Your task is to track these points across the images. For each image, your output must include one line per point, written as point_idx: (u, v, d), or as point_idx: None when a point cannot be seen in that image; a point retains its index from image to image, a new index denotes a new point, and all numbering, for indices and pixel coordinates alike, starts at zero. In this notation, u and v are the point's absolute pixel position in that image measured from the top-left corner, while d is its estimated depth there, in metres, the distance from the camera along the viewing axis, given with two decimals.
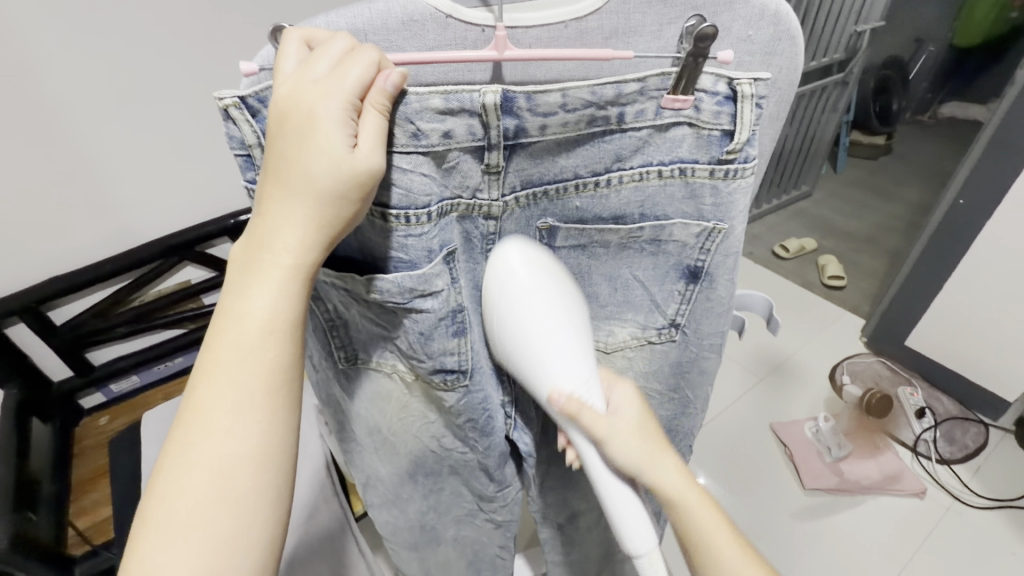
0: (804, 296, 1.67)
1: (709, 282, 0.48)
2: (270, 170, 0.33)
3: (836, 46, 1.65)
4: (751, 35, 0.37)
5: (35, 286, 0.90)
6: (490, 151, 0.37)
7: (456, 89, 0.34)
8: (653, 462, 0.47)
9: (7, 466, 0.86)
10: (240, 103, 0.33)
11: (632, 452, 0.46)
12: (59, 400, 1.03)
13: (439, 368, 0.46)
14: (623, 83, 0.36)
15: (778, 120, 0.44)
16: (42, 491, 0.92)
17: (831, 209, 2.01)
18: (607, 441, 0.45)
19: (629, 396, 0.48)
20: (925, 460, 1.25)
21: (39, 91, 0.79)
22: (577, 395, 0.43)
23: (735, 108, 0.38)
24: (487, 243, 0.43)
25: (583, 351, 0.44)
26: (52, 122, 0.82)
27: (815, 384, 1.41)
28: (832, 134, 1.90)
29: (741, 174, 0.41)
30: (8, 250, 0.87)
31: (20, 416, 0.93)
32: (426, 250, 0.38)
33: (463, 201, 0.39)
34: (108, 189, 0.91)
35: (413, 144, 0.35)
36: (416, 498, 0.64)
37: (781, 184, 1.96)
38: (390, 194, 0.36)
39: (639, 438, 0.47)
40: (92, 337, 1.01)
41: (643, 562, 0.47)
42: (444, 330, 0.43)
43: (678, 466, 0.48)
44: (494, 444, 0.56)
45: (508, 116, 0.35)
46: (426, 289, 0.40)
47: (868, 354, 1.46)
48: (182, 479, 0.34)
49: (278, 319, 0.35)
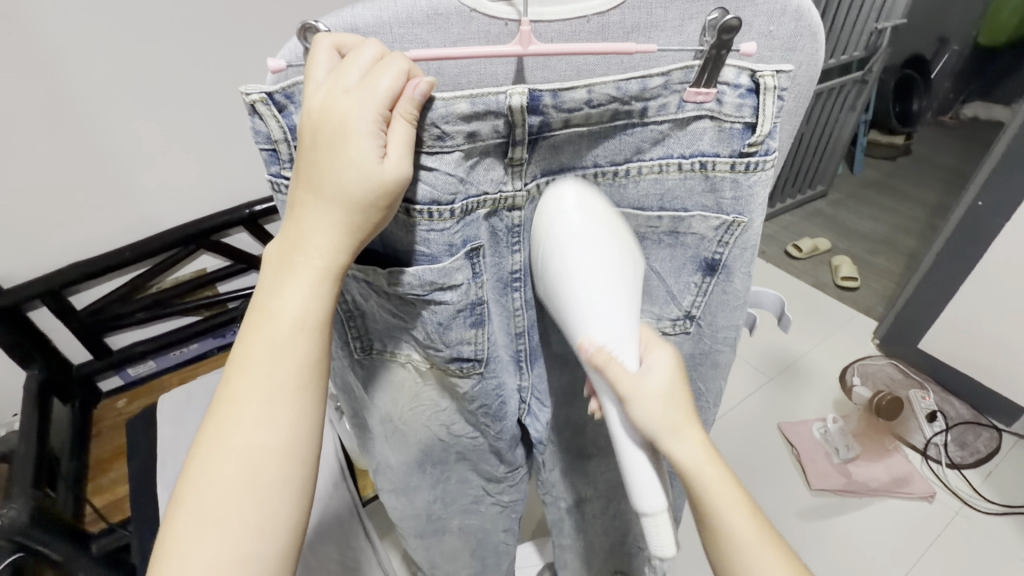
0: (816, 296, 1.66)
1: (726, 274, 0.48)
2: (301, 176, 0.34)
3: (855, 44, 1.63)
4: (772, 30, 0.37)
5: (59, 271, 0.93)
6: (514, 146, 0.37)
7: (482, 93, 0.34)
8: (676, 431, 0.43)
9: (29, 444, 0.89)
10: (267, 99, 0.33)
11: (657, 421, 0.42)
12: (79, 381, 1.06)
13: (456, 357, 0.46)
14: (648, 78, 0.36)
15: (796, 115, 0.44)
16: (62, 467, 0.96)
17: (846, 210, 1.98)
18: (633, 402, 0.42)
19: (668, 361, 0.44)
20: (935, 464, 1.24)
21: (63, 79, 0.81)
22: (609, 348, 0.41)
23: (757, 100, 0.38)
24: (511, 237, 0.43)
25: (625, 305, 0.41)
26: (77, 111, 0.84)
27: (826, 385, 1.40)
28: (850, 133, 1.88)
29: (762, 166, 0.40)
30: (34, 236, 0.89)
31: (42, 395, 0.97)
32: (447, 244, 0.39)
33: (490, 197, 0.40)
34: (129, 177, 0.93)
35: (439, 146, 0.35)
36: (424, 487, 0.65)
37: (796, 183, 1.94)
38: (416, 190, 0.37)
39: (667, 406, 0.43)
40: (111, 321, 1.04)
41: (650, 523, 0.43)
42: (462, 322, 0.44)
43: (701, 440, 0.44)
44: (505, 427, 0.57)
45: (535, 114, 0.36)
46: (446, 283, 0.40)
47: (880, 356, 1.45)
48: (214, 466, 0.35)
49: (310, 316, 0.36)
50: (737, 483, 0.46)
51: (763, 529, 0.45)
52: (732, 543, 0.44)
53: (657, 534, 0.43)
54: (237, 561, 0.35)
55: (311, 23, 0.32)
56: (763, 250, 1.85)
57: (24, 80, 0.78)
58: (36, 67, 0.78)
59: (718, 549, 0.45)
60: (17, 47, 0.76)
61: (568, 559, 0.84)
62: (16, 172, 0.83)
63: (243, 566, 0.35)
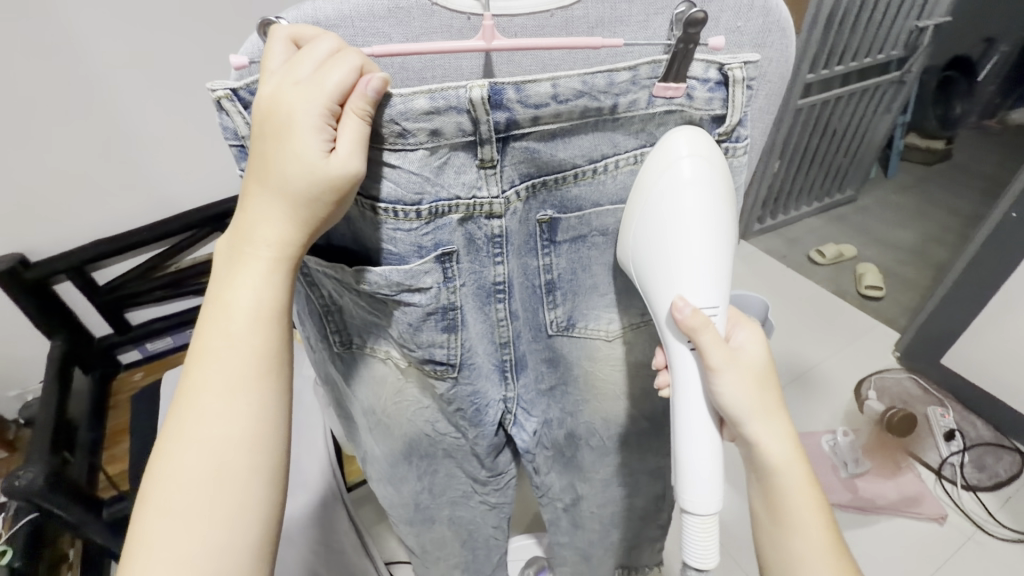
0: (837, 305, 1.60)
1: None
2: (253, 168, 0.35)
3: (892, 43, 1.56)
4: (741, 26, 0.37)
5: (80, 248, 0.98)
6: (482, 145, 0.37)
7: (442, 89, 0.34)
8: (762, 410, 0.44)
9: (47, 411, 0.93)
10: (232, 96, 0.34)
11: (748, 396, 0.43)
12: (100, 353, 1.11)
13: (429, 359, 0.47)
14: (615, 72, 0.36)
15: (768, 113, 0.44)
16: (80, 435, 1.01)
17: (876, 217, 1.91)
18: (722, 372, 0.41)
19: (755, 341, 0.45)
20: (949, 485, 1.20)
21: (86, 63, 0.84)
22: (706, 312, 0.41)
23: (726, 93, 0.38)
24: (492, 247, 0.42)
25: (718, 267, 0.40)
26: (101, 95, 0.87)
27: (840, 397, 1.36)
28: (884, 136, 1.80)
29: (732, 153, 0.41)
30: (59, 213, 0.94)
31: (64, 365, 1.02)
32: (415, 245, 0.40)
33: (463, 202, 0.39)
34: (148, 160, 0.97)
35: (401, 143, 0.36)
36: (410, 478, 0.65)
37: (823, 186, 1.88)
38: (381, 188, 0.37)
39: (758, 383, 0.44)
40: (131, 297, 1.08)
41: (694, 522, 0.43)
42: (434, 325, 0.44)
43: (786, 429, 0.46)
44: (484, 433, 0.56)
45: (499, 110, 0.36)
46: (413, 285, 0.41)
47: (898, 369, 1.40)
48: (180, 458, 0.36)
49: (264, 305, 0.37)
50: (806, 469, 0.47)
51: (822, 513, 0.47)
52: (794, 541, 0.46)
53: (701, 538, 0.42)
54: (206, 551, 0.35)
55: (269, 19, 0.33)
56: (784, 253, 1.80)
57: (51, 64, 0.82)
58: (62, 51, 0.82)
59: (784, 534, 0.47)
60: (44, 32, 0.79)
61: (566, 555, 0.83)
62: (43, 152, 0.87)
63: (212, 557, 0.35)
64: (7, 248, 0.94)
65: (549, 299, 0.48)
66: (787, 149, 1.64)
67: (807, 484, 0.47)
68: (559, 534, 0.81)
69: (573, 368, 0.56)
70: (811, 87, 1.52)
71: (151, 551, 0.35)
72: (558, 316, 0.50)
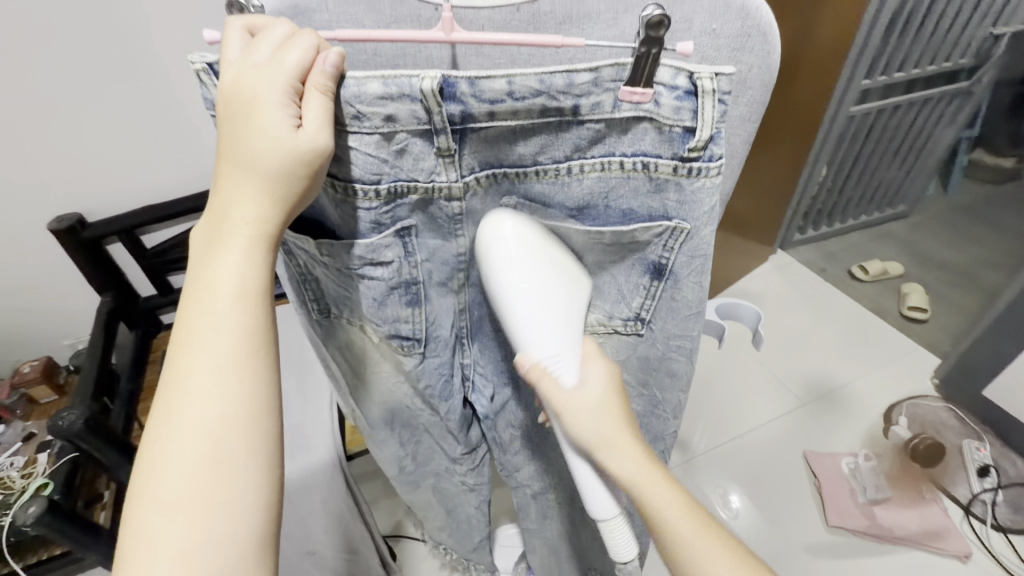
0: (872, 323, 1.53)
1: (674, 281, 0.51)
2: (223, 151, 0.38)
3: (961, 50, 1.45)
4: (716, 29, 0.39)
5: (130, 214, 1.05)
6: (438, 136, 0.39)
7: (394, 76, 0.37)
8: (606, 442, 0.47)
9: (93, 360, 1.01)
10: (207, 69, 0.38)
11: (590, 432, 0.47)
12: (144, 312, 1.20)
13: (395, 333, 0.51)
14: (575, 73, 0.38)
15: (752, 120, 0.45)
16: (121, 386, 1.09)
17: (928, 235, 1.80)
18: (566, 417, 0.47)
19: (604, 373, 0.49)
20: (977, 523, 1.13)
21: (142, 41, 0.92)
22: (544, 363, 0.46)
23: (696, 103, 0.39)
24: (453, 223, 0.46)
25: (557, 327, 0.46)
26: (153, 70, 0.95)
27: (866, 419, 1.30)
28: (946, 150, 1.69)
29: (706, 172, 0.43)
30: (115, 178, 1.04)
31: (110, 321, 1.09)
32: (375, 223, 0.43)
33: (421, 184, 0.42)
34: (192, 134, 1.04)
35: (357, 126, 0.38)
36: (392, 442, 0.67)
37: (872, 200, 1.79)
38: (350, 170, 0.40)
39: (599, 419, 0.47)
40: (174, 262, 1.15)
41: (605, 526, 0.52)
42: (398, 299, 0.48)
43: (637, 454, 0.48)
44: (453, 407, 0.62)
45: (451, 102, 0.38)
46: (376, 259, 0.45)
47: (934, 397, 1.32)
48: (169, 446, 0.36)
49: (248, 284, 0.38)
50: (675, 482, 0.48)
51: (700, 521, 0.47)
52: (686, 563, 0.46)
53: (613, 538, 0.51)
54: (213, 539, 0.36)
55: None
56: (823, 266, 1.73)
57: (112, 39, 0.90)
58: (125, 29, 0.90)
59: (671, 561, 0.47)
60: (107, 11, 0.88)
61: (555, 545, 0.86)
62: (107, 121, 0.97)
63: (219, 546, 0.36)
64: (69, 208, 1.04)
65: None
66: (835, 158, 1.57)
67: (680, 505, 0.47)
68: (533, 535, 0.84)
69: None
70: (867, 94, 1.44)
71: (154, 546, 0.35)
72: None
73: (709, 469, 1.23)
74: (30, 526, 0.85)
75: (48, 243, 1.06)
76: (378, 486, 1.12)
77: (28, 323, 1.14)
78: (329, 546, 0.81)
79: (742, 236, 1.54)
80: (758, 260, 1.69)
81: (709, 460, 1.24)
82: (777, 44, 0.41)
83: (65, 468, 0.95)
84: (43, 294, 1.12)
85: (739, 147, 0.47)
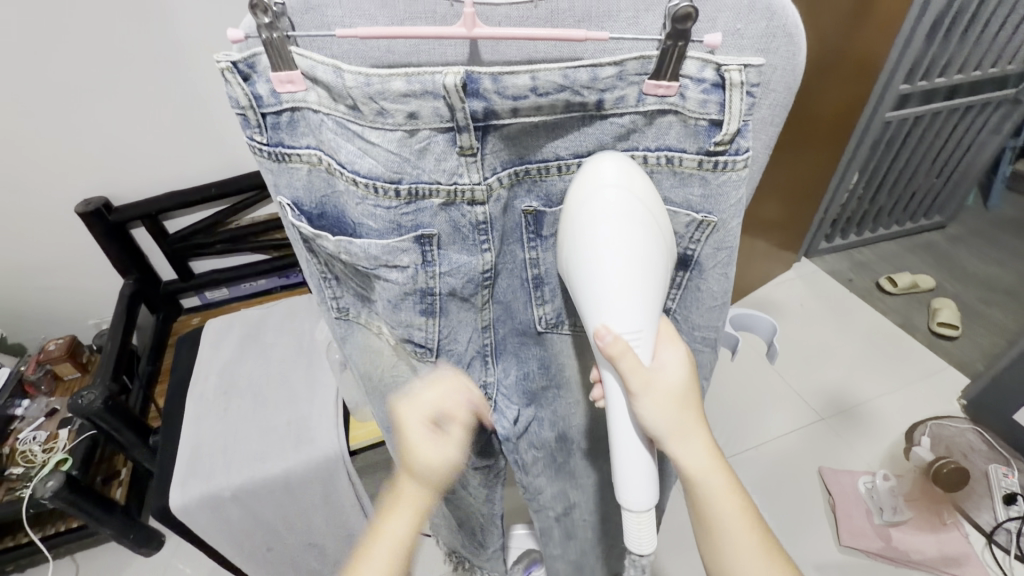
0: (899, 340, 1.47)
1: (699, 271, 0.48)
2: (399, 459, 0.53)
3: (1010, 55, 1.38)
4: (740, 29, 0.37)
5: (153, 199, 1.08)
6: (461, 133, 0.38)
7: (418, 73, 0.36)
8: (680, 433, 0.44)
9: (115, 340, 1.04)
10: (232, 68, 0.37)
11: (667, 421, 0.43)
12: (165, 296, 1.22)
13: (408, 339, 0.51)
14: (599, 67, 0.37)
15: (773, 126, 0.43)
16: (140, 367, 1.13)
17: (964, 249, 1.73)
18: (641, 396, 0.42)
19: (684, 357, 0.44)
20: (1001, 552, 1.07)
21: (169, 29, 0.93)
22: (627, 338, 0.40)
23: (723, 96, 0.37)
24: (477, 234, 0.45)
25: (648, 294, 0.40)
26: (179, 59, 0.96)
27: (886, 439, 1.25)
28: (989, 160, 1.61)
29: (732, 166, 0.40)
30: (140, 164, 1.06)
31: (132, 302, 1.12)
32: (394, 224, 0.43)
33: (444, 187, 0.41)
34: (215, 122, 1.05)
35: (381, 122, 0.38)
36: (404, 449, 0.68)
37: (906, 209, 1.73)
38: (370, 165, 0.40)
39: (675, 404, 0.43)
40: (195, 248, 1.17)
41: (632, 516, 0.45)
42: (412, 305, 0.48)
43: (704, 443, 0.46)
44: None
45: (475, 98, 0.37)
46: (391, 261, 0.44)
47: (960, 419, 1.27)
48: None
49: (403, 548, 0.51)
50: (730, 473, 0.48)
51: (747, 515, 0.47)
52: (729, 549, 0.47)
53: (638, 528, 0.45)
54: None
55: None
56: (851, 277, 1.67)
57: (140, 27, 0.91)
58: (152, 16, 0.91)
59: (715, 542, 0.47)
60: None
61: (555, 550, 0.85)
62: (139, 107, 0.99)
63: None
64: (96, 192, 1.06)
65: (538, 294, 0.52)
66: (868, 165, 1.51)
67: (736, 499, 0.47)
68: (551, 548, 0.82)
69: (563, 369, 0.60)
70: (907, 99, 1.38)
71: None
72: (547, 313, 0.54)
73: None
74: (48, 499, 0.88)
75: (75, 226, 1.09)
76: (385, 479, 1.13)
77: (55, 301, 1.18)
78: (329, 537, 0.83)
79: (766, 242, 1.50)
80: (780, 268, 1.64)
81: None
82: (803, 47, 0.39)
83: (85, 443, 1.00)
84: (71, 274, 1.15)
85: (761, 151, 0.45)
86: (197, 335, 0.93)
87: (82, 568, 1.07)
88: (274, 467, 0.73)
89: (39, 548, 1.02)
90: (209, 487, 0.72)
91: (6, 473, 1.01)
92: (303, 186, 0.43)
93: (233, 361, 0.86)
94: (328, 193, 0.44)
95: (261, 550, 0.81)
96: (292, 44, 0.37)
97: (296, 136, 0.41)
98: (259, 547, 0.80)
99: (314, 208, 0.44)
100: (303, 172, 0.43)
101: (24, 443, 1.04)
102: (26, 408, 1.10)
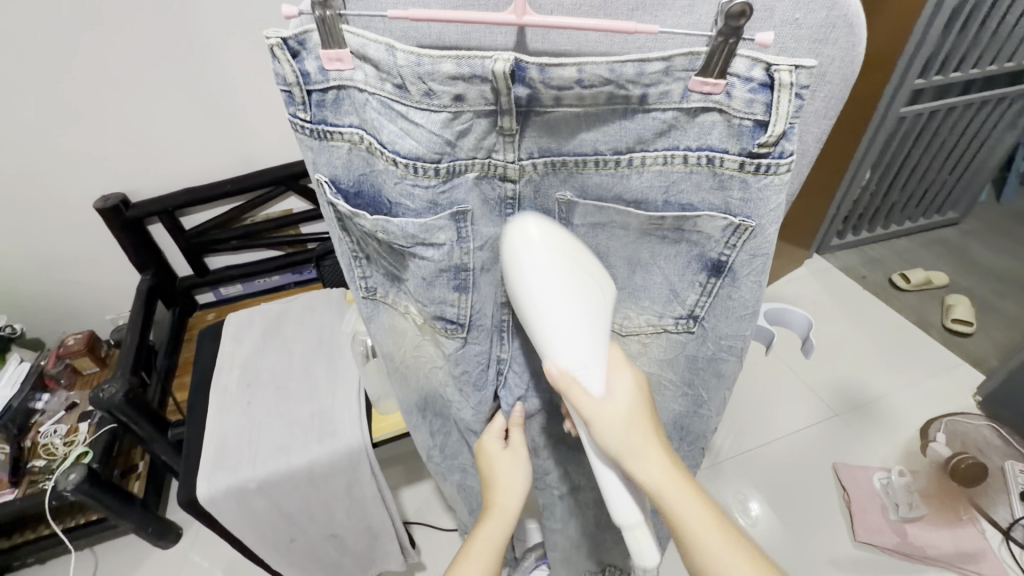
0: (912, 336, 1.46)
1: (732, 278, 0.49)
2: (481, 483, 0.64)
3: None
4: (799, 18, 0.37)
5: (171, 195, 1.09)
6: (503, 116, 0.39)
7: (468, 57, 0.37)
8: (638, 453, 0.43)
9: (133, 334, 1.04)
10: (281, 44, 0.38)
11: (623, 442, 0.43)
12: (181, 291, 1.23)
13: (440, 316, 0.50)
14: (646, 63, 0.37)
15: (827, 118, 0.44)
16: (157, 362, 1.14)
17: (978, 244, 1.72)
18: (595, 424, 0.43)
19: (632, 383, 0.45)
20: (1017, 548, 1.07)
21: (187, 25, 0.93)
22: (574, 370, 0.42)
23: (772, 96, 0.37)
24: (505, 209, 0.47)
25: (587, 328, 0.42)
26: (198, 55, 0.97)
27: (900, 434, 1.25)
28: (1004, 155, 1.60)
29: (775, 170, 0.40)
30: (158, 160, 1.07)
31: (150, 297, 1.13)
32: (431, 203, 0.43)
33: (479, 161, 0.43)
34: (234, 118, 1.06)
35: (426, 103, 0.39)
36: (423, 431, 0.69)
37: (920, 205, 1.72)
38: (410, 146, 0.40)
39: (629, 428, 0.43)
40: (210, 244, 1.18)
41: (629, 536, 0.48)
42: (446, 282, 0.47)
43: (668, 464, 0.44)
44: (484, 398, 0.60)
45: (520, 85, 0.38)
46: (428, 239, 0.44)
47: (977, 415, 1.26)
48: None
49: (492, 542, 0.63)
50: (706, 493, 0.44)
51: (729, 533, 0.44)
52: None
53: (638, 547, 0.47)
54: None
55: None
56: (863, 273, 1.66)
57: (159, 23, 0.92)
58: (171, 12, 0.91)
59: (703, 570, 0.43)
60: None
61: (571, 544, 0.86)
62: (158, 104, 1.00)
63: None
64: (115, 188, 1.08)
65: None
66: (882, 160, 1.49)
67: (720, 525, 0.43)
68: (560, 538, 0.82)
69: None
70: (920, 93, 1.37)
71: None
72: None
73: (731, 473, 1.21)
74: (69, 492, 0.89)
75: (93, 222, 1.10)
76: (399, 473, 1.14)
77: (74, 296, 1.20)
78: (350, 529, 0.84)
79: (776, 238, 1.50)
80: (791, 265, 1.64)
81: (731, 466, 1.22)
82: (863, 37, 0.39)
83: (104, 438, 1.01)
84: (90, 269, 1.17)
85: (812, 145, 0.46)
86: (217, 328, 0.94)
87: (102, 558, 1.09)
88: (299, 459, 0.74)
89: (62, 540, 1.03)
90: (236, 478, 0.72)
91: (27, 466, 1.01)
92: (342, 165, 0.44)
93: (254, 353, 0.87)
94: (366, 171, 0.44)
95: (285, 541, 0.82)
96: (342, 21, 0.37)
97: (339, 113, 0.42)
98: (284, 539, 0.81)
99: (351, 185, 0.45)
100: (343, 150, 0.43)
101: (45, 437, 1.06)
102: (47, 402, 1.10)
